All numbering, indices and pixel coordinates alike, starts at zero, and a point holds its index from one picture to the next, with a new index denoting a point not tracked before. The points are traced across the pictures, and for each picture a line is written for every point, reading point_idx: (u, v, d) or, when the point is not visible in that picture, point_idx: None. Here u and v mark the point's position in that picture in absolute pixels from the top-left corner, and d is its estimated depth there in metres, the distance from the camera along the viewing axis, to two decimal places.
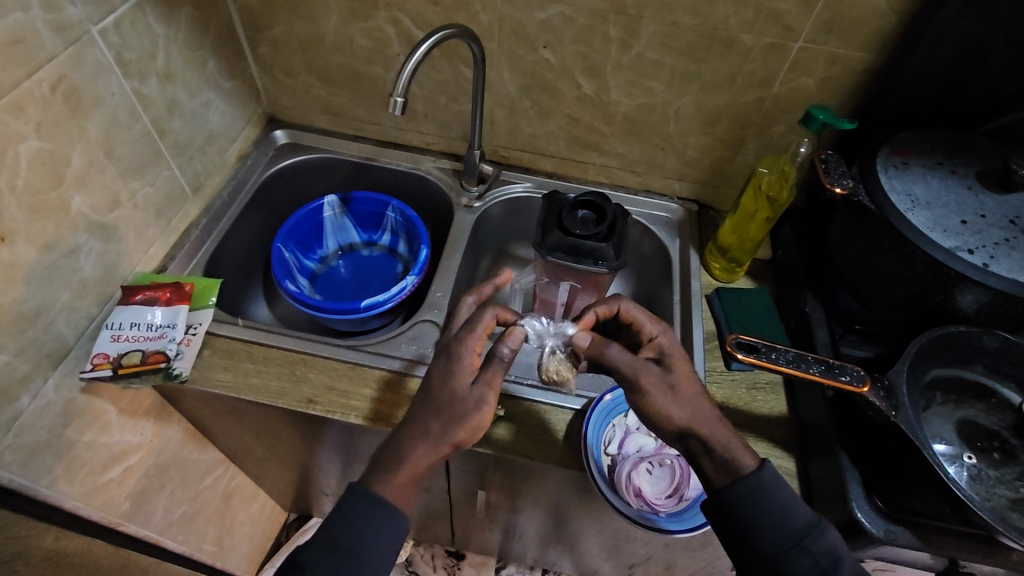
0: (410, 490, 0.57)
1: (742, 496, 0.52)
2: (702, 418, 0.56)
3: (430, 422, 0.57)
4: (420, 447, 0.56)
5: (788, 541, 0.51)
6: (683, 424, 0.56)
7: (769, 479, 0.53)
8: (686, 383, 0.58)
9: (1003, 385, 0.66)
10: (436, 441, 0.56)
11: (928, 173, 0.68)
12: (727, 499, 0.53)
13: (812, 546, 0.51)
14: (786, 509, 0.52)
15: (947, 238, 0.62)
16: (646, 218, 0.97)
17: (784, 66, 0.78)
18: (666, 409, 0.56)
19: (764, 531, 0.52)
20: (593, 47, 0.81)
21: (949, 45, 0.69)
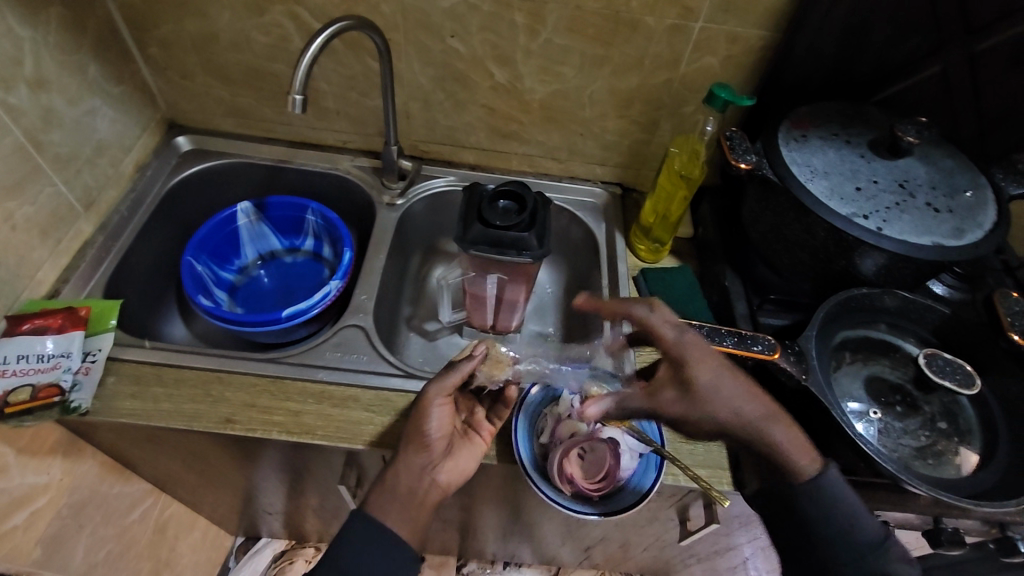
0: (388, 504, 0.57)
1: (808, 502, 0.56)
2: (739, 429, 0.56)
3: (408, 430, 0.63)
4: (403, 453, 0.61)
5: (848, 552, 0.55)
6: (722, 435, 0.57)
7: (833, 490, 0.56)
8: (717, 399, 0.55)
9: (905, 341, 0.71)
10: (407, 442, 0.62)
11: (825, 144, 0.71)
12: (792, 508, 0.57)
13: (874, 563, 0.54)
14: (855, 521, 0.55)
15: (844, 205, 0.65)
16: (572, 204, 0.97)
17: (688, 46, 0.79)
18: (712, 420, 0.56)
19: (830, 543, 0.55)
20: (501, 35, 0.80)
21: (835, 22, 0.73)
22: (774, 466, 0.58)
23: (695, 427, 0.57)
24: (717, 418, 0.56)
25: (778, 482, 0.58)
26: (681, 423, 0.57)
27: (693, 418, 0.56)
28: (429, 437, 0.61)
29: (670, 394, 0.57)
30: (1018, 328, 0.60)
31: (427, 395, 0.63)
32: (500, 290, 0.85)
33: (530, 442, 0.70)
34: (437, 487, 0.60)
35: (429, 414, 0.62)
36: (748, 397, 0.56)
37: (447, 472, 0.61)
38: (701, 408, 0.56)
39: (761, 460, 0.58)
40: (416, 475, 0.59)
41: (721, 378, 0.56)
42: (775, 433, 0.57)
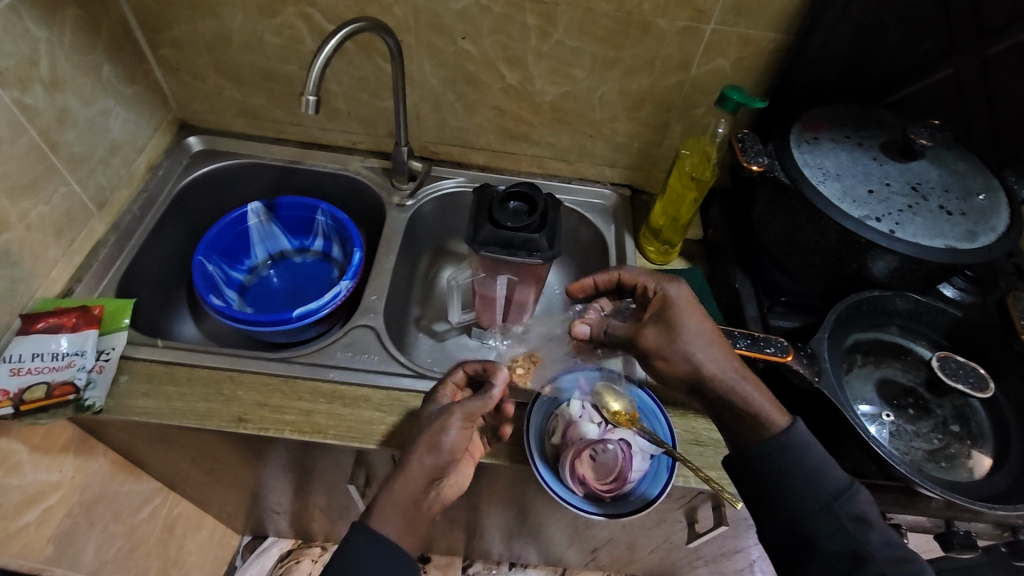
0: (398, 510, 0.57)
1: (774, 458, 0.57)
2: (705, 370, 0.60)
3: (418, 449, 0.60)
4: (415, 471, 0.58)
5: (814, 503, 0.55)
6: (692, 377, 0.61)
7: (798, 441, 0.57)
8: (687, 335, 0.62)
9: (916, 344, 0.71)
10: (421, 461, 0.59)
11: (837, 146, 0.71)
12: (757, 463, 0.58)
13: (840, 511, 0.55)
14: (819, 474, 0.56)
15: (856, 207, 0.65)
16: (581, 206, 0.97)
17: (699, 49, 0.79)
18: (688, 358, 0.61)
19: (796, 494, 0.56)
20: (512, 37, 0.80)
21: (847, 25, 0.73)
22: (741, 423, 0.59)
23: (665, 362, 0.62)
24: (686, 353, 0.61)
25: (749, 437, 0.59)
26: (652, 354, 0.63)
27: (666, 352, 0.62)
28: (448, 461, 0.59)
29: (652, 328, 0.64)
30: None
31: (454, 415, 0.61)
32: (509, 291, 0.86)
33: (542, 443, 0.70)
34: (438, 501, 0.60)
35: (451, 435, 0.60)
36: (718, 345, 0.61)
37: (448, 488, 0.61)
38: (676, 345, 0.62)
39: (731, 415, 0.60)
40: (424, 489, 0.58)
41: (699, 321, 0.62)
42: (741, 383, 0.60)
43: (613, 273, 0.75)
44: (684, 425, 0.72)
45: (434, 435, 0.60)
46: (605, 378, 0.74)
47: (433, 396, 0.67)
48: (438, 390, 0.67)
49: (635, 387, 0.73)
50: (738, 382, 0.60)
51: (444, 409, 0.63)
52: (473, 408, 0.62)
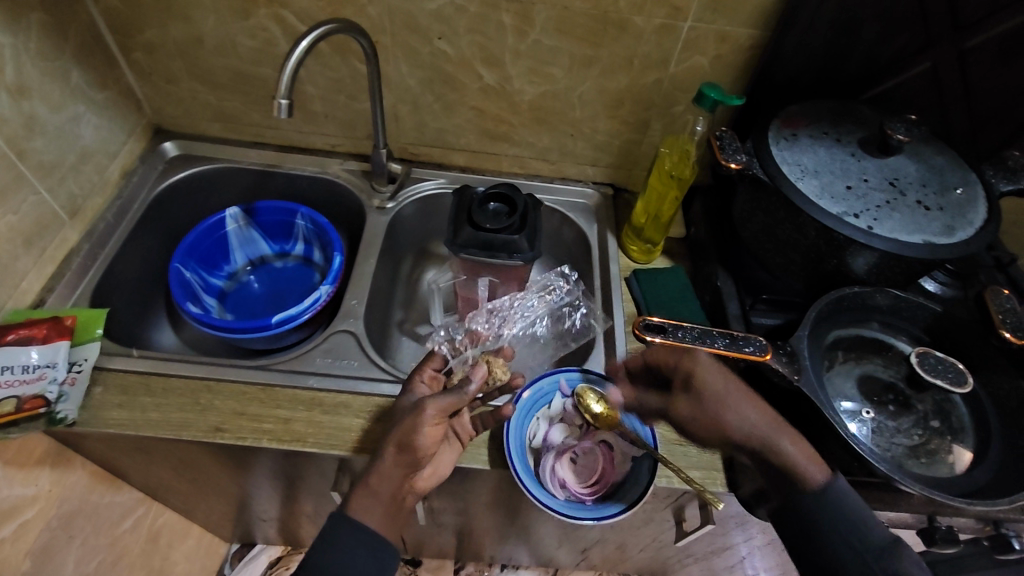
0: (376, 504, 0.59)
1: (817, 510, 0.56)
2: (739, 433, 0.59)
3: (387, 449, 0.60)
4: (388, 467, 0.59)
5: (850, 550, 0.53)
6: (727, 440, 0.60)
7: (835, 498, 0.56)
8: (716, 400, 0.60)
9: (897, 339, 0.71)
10: (396, 461, 0.59)
11: (815, 143, 0.71)
12: (797, 512, 0.57)
13: (874, 563, 0.52)
14: (863, 527, 0.54)
15: (834, 204, 0.65)
16: (563, 206, 0.97)
17: (677, 46, 0.79)
18: (721, 425, 0.59)
19: (832, 540, 0.54)
20: (489, 37, 0.79)
21: (824, 21, 0.73)
22: (784, 482, 0.58)
23: (698, 431, 0.61)
24: (718, 413, 0.59)
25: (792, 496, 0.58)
26: (685, 424, 0.62)
27: (701, 420, 0.61)
28: (422, 458, 0.59)
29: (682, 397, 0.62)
30: (1008, 324, 0.61)
31: (425, 411, 0.59)
32: (491, 293, 0.86)
33: (523, 446, 0.68)
34: (414, 492, 0.62)
35: (422, 433, 0.59)
36: (747, 403, 0.59)
37: (425, 478, 0.62)
38: (708, 415, 0.60)
39: (773, 475, 0.58)
40: (397, 484, 0.60)
41: (727, 388, 0.60)
42: (781, 441, 0.58)
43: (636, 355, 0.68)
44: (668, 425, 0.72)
45: (406, 431, 0.59)
46: (588, 379, 0.73)
47: (410, 385, 0.67)
48: (414, 381, 0.67)
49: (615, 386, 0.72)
50: (778, 441, 0.58)
51: (417, 403, 0.61)
52: (448, 401, 0.60)
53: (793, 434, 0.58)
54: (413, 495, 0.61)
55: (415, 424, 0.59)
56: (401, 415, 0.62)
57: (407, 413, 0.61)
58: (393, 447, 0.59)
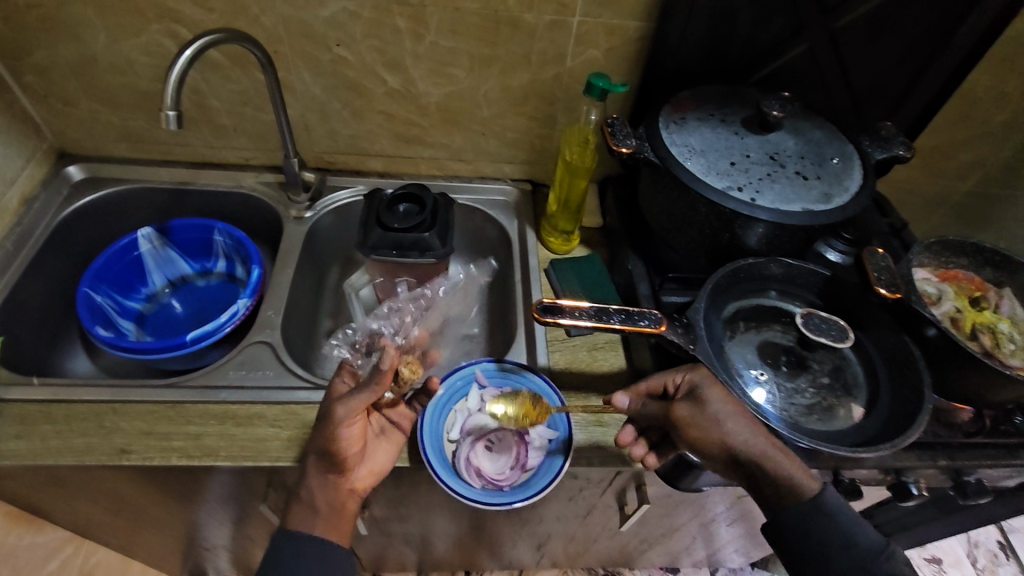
0: (316, 513, 0.59)
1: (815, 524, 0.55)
2: (742, 443, 0.57)
3: (311, 461, 0.60)
4: (316, 483, 0.60)
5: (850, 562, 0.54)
6: (729, 453, 0.57)
7: (832, 506, 0.56)
8: (722, 409, 0.59)
9: (796, 306, 0.74)
10: (322, 473, 0.60)
11: (701, 124, 0.74)
12: (797, 528, 0.56)
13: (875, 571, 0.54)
14: (852, 534, 0.55)
15: (719, 180, 0.68)
16: (483, 204, 0.98)
17: (570, 41, 0.81)
18: (717, 441, 0.57)
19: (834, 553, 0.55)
20: (386, 41, 0.81)
21: (701, 9, 0.77)
22: (774, 493, 0.56)
23: (704, 441, 0.58)
24: (724, 431, 0.57)
25: (780, 508, 0.56)
26: (689, 435, 0.59)
27: (702, 432, 0.58)
28: (346, 461, 0.60)
29: (684, 405, 0.60)
30: (882, 280, 0.64)
31: (335, 415, 0.59)
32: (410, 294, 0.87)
33: (440, 439, 0.69)
34: (355, 496, 0.62)
35: (340, 437, 0.59)
36: (745, 419, 0.58)
37: (363, 480, 0.63)
38: (714, 430, 0.58)
39: (767, 489, 0.56)
40: (330, 491, 0.60)
41: (731, 406, 0.59)
42: (778, 457, 0.57)
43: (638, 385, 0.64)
44: (586, 409, 0.73)
45: (325, 438, 0.59)
46: (504, 370, 0.74)
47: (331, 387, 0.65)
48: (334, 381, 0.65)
49: (533, 373, 0.73)
50: (775, 456, 0.57)
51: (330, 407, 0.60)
52: (360, 399, 0.59)
53: (782, 447, 0.58)
54: (354, 499, 0.62)
55: (331, 430, 0.59)
56: (317, 420, 0.61)
57: (320, 421, 0.60)
58: (314, 458, 0.59)
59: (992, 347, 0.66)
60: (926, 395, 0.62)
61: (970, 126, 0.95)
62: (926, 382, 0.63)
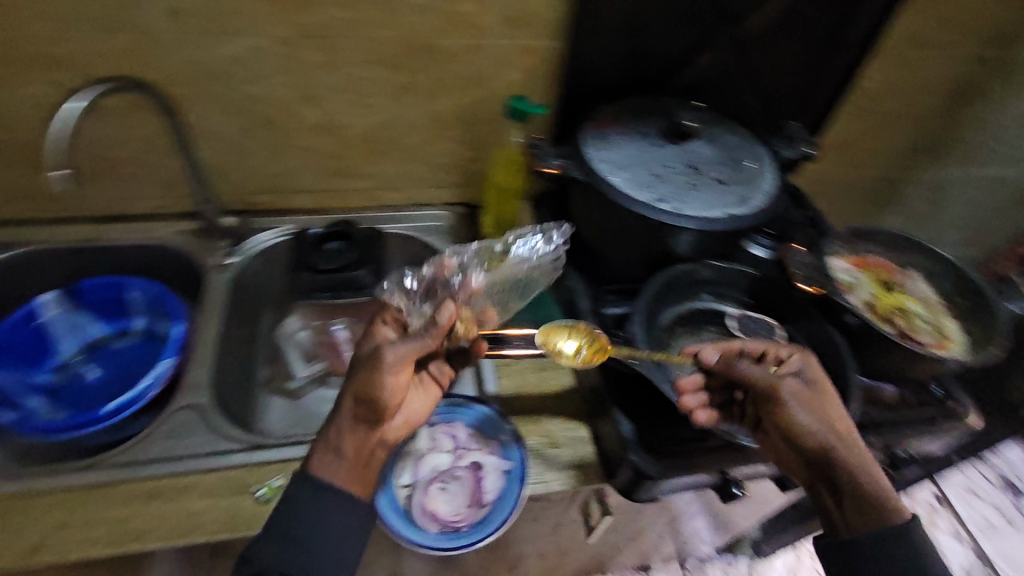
0: (336, 458, 0.56)
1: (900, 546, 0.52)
2: (837, 430, 0.58)
3: (344, 404, 0.57)
4: (347, 430, 0.57)
5: None
6: (822, 437, 0.57)
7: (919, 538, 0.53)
8: (825, 398, 0.60)
9: (727, 305, 0.76)
10: (354, 419, 0.57)
11: (622, 139, 0.75)
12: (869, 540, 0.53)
13: None
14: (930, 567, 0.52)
15: (644, 193, 0.69)
16: (418, 232, 0.96)
17: (489, 63, 0.81)
18: (809, 420, 0.58)
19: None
20: (298, 75, 0.77)
21: (611, 26, 0.79)
22: (854, 494, 0.55)
23: (801, 415, 0.58)
24: (821, 413, 0.58)
25: (857, 515, 0.55)
26: (787, 407, 0.59)
27: (797, 405, 0.59)
28: (385, 409, 0.58)
29: (791, 379, 0.60)
30: (803, 276, 0.72)
31: (384, 358, 0.57)
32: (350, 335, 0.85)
33: (391, 485, 0.66)
34: (383, 445, 0.59)
35: (384, 382, 0.57)
36: (843, 414, 0.59)
37: (395, 429, 0.61)
38: (811, 410, 0.59)
39: (850, 488, 0.56)
40: (361, 439, 0.57)
41: (832, 399, 0.60)
42: (867, 461, 0.57)
43: (730, 343, 0.64)
44: (540, 431, 0.72)
45: (366, 381, 0.57)
46: (452, 405, 0.73)
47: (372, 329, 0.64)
48: (374, 325, 0.64)
49: (481, 404, 0.73)
50: (863, 457, 0.57)
51: (376, 350, 0.58)
52: (411, 347, 0.59)
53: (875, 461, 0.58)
54: (384, 449, 0.59)
55: (376, 374, 0.57)
56: (358, 362, 0.59)
57: (367, 362, 0.58)
58: (352, 400, 0.57)
59: (903, 329, 0.70)
60: (851, 379, 0.66)
61: (870, 117, 1.02)
62: (848, 365, 0.66)
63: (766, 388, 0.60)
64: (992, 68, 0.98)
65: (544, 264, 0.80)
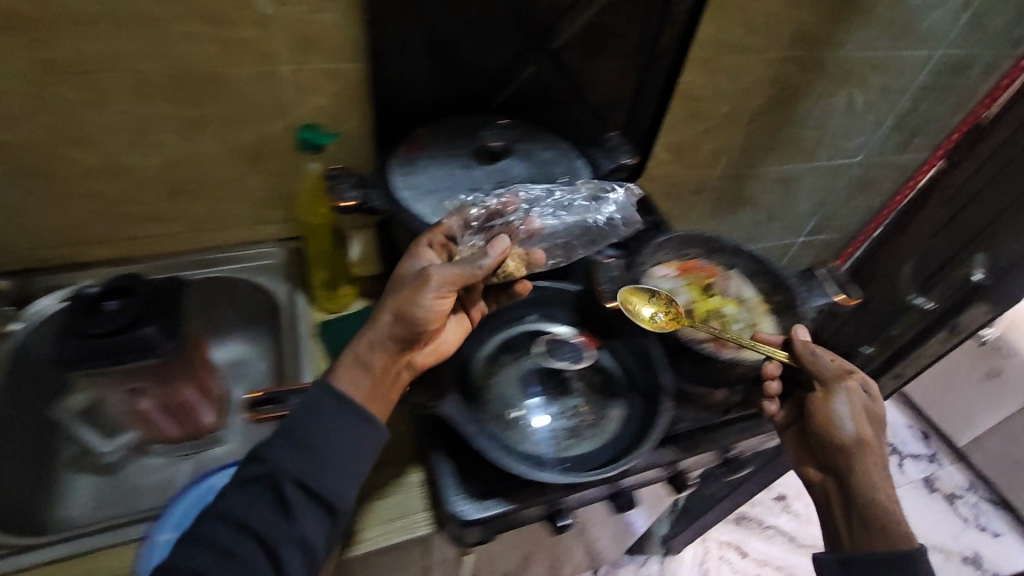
0: (359, 375, 0.57)
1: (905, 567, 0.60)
2: (869, 444, 0.66)
3: (383, 317, 0.59)
4: (380, 344, 0.58)
5: None
6: (858, 440, 0.66)
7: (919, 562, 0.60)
8: (870, 411, 0.68)
9: (555, 323, 0.73)
10: (383, 337, 0.58)
11: (430, 163, 0.72)
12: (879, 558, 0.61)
13: None
14: None
15: (449, 219, 0.66)
16: (247, 273, 0.89)
17: (288, 91, 0.75)
18: (842, 423, 0.66)
19: None
20: (58, 117, 0.69)
21: (412, 45, 0.74)
22: (874, 517, 0.64)
23: (853, 415, 0.66)
24: (864, 424, 0.67)
25: (872, 533, 0.63)
26: (835, 406, 0.67)
27: (851, 411, 0.67)
28: (414, 334, 0.58)
29: (855, 381, 0.69)
30: (609, 291, 0.72)
31: (431, 279, 0.58)
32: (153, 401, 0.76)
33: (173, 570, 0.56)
34: (410, 368, 0.62)
35: (423, 301, 0.57)
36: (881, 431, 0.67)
37: (424, 355, 0.63)
38: (866, 415, 0.67)
39: (869, 504, 0.64)
40: (389, 359, 0.59)
41: (879, 415, 0.68)
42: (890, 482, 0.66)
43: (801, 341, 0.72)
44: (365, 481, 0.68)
45: (405, 297, 0.58)
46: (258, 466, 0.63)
47: (411, 251, 0.63)
48: (418, 244, 0.63)
49: None
50: (882, 478, 0.65)
51: (423, 270, 0.59)
52: (454, 271, 0.59)
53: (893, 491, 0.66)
54: (406, 371, 0.61)
55: (419, 293, 0.57)
56: (403, 278, 0.60)
57: (413, 278, 0.59)
58: (391, 314, 0.58)
59: (717, 333, 0.72)
60: (664, 392, 0.66)
61: (703, 121, 1.04)
62: (662, 378, 0.67)
63: (828, 381, 0.69)
64: (806, 68, 1.03)
65: (617, 218, 0.75)
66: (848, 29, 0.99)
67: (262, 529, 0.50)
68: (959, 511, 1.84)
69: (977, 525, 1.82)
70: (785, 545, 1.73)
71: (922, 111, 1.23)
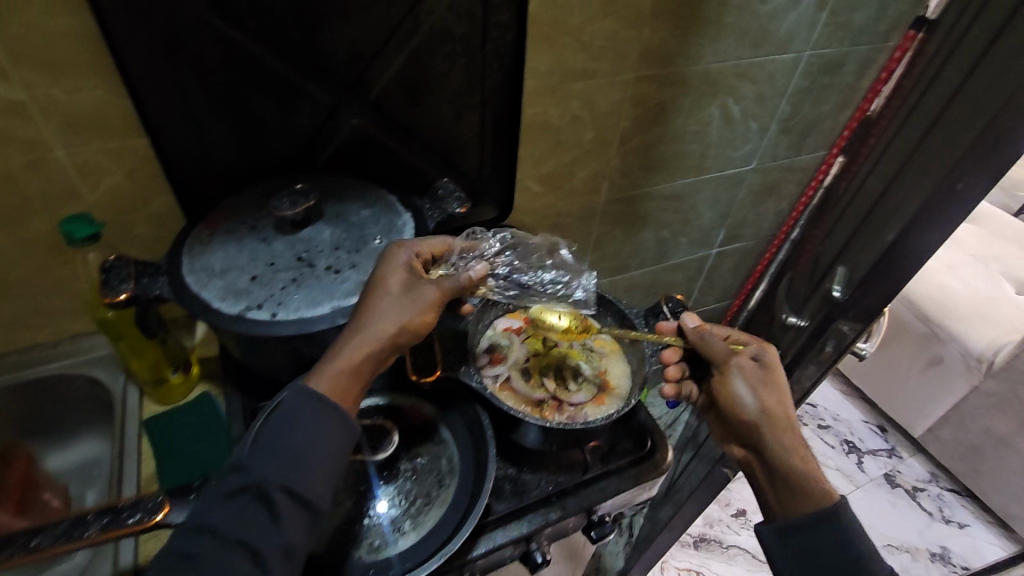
0: (347, 384, 0.56)
1: (825, 531, 0.59)
2: (773, 414, 0.65)
3: (376, 323, 0.57)
4: (369, 351, 0.57)
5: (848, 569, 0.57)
6: (762, 412, 0.65)
7: (847, 518, 0.59)
8: (773, 380, 0.66)
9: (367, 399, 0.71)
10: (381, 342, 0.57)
11: (227, 240, 0.66)
12: (802, 527, 0.60)
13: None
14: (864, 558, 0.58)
15: (235, 302, 0.60)
16: (80, 369, 0.83)
17: (72, 176, 0.69)
18: (743, 398, 0.66)
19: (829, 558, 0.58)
20: None
21: (202, 112, 0.69)
22: (788, 484, 0.62)
23: (752, 390, 0.66)
24: (763, 394, 0.65)
25: (791, 499, 0.62)
26: (734, 381, 0.67)
27: (747, 385, 0.66)
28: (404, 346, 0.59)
29: (745, 359, 0.68)
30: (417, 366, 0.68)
31: (424, 294, 0.59)
32: None
33: None
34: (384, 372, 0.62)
35: (415, 316, 0.58)
36: (787, 396, 0.66)
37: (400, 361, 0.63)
38: (765, 384, 0.66)
39: (782, 471, 0.63)
40: (376, 367, 0.58)
41: (782, 382, 0.66)
42: (801, 447, 0.64)
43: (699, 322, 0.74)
44: None
45: (398, 308, 0.58)
46: None
47: (395, 256, 0.61)
48: (403, 250, 0.61)
49: None
50: (795, 444, 0.64)
51: (418, 284, 0.59)
52: (452, 288, 0.61)
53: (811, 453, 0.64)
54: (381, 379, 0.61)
55: (411, 309, 0.58)
56: (384, 288, 0.58)
57: (410, 284, 0.59)
58: (384, 326, 0.57)
59: (555, 395, 0.71)
60: (488, 468, 0.63)
61: (569, 150, 1.00)
62: (488, 453, 0.64)
63: (720, 364, 0.69)
64: (668, 84, 0.99)
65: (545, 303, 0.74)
66: (701, 41, 0.95)
67: (250, 536, 0.48)
68: (924, 504, 1.78)
69: (942, 518, 1.75)
70: (748, 565, 1.64)
71: (806, 112, 1.20)
